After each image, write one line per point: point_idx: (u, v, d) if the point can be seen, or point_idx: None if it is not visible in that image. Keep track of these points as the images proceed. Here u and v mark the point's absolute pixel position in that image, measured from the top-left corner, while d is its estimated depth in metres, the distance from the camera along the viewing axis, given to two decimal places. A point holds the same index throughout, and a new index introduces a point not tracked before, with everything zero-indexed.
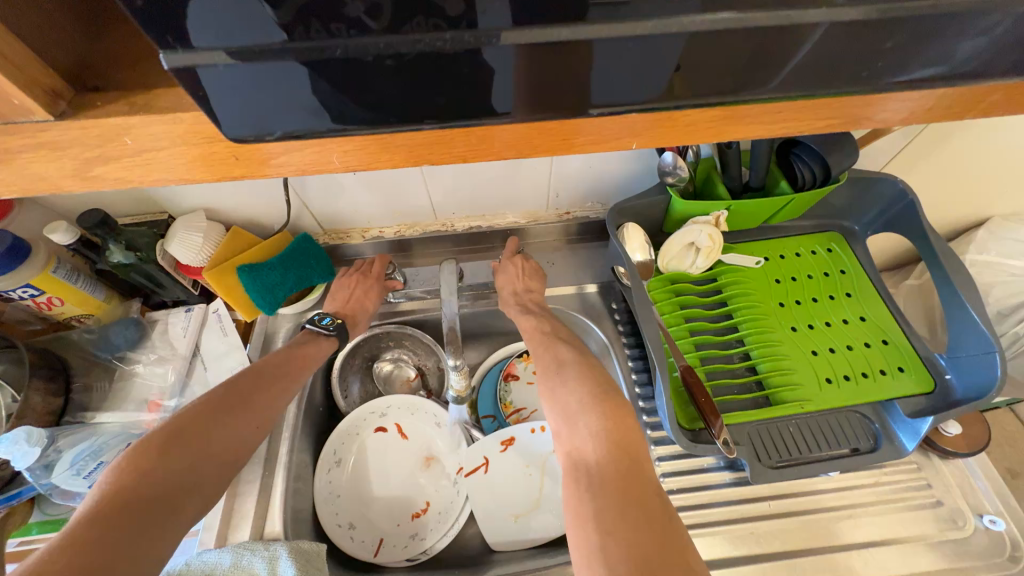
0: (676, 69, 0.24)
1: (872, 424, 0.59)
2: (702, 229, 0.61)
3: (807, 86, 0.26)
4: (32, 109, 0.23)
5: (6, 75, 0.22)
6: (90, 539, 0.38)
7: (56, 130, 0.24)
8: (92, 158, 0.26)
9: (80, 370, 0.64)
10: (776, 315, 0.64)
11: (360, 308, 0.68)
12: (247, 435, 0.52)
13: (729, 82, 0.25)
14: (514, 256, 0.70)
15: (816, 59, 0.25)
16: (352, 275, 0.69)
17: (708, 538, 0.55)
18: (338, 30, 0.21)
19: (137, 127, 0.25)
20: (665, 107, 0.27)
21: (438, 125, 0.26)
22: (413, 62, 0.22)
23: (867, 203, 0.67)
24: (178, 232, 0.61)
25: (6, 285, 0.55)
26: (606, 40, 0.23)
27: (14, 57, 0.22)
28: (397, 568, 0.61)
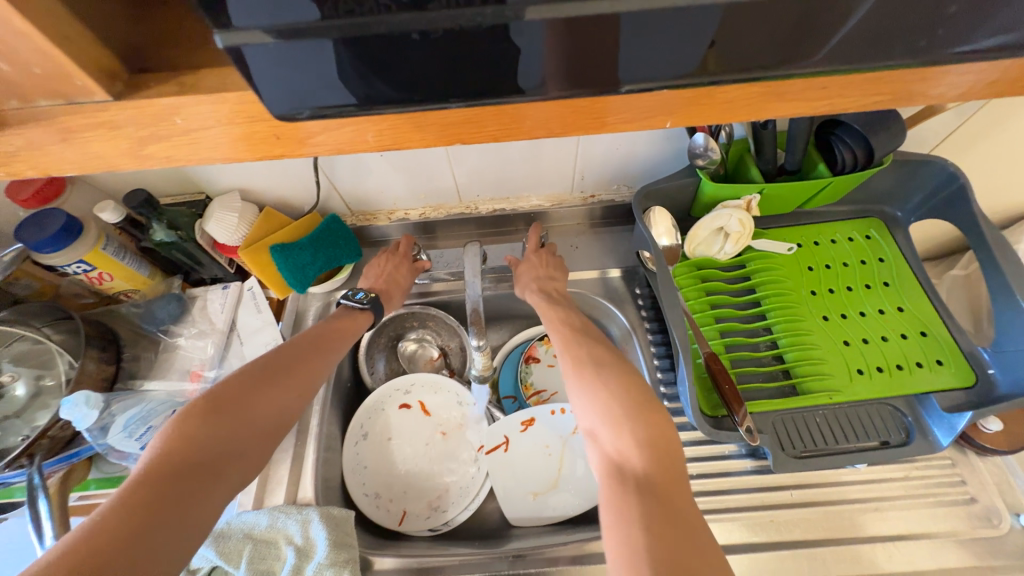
0: (711, 45, 0.24)
1: (905, 417, 0.57)
2: (733, 213, 0.60)
3: (856, 59, 0.25)
4: (91, 89, 0.25)
5: (68, 56, 0.23)
6: (149, 498, 0.41)
7: (112, 110, 0.26)
8: (145, 137, 0.27)
9: (130, 342, 0.68)
10: (807, 303, 0.63)
11: (398, 290, 0.69)
12: (287, 404, 0.54)
13: (773, 56, 0.24)
14: (537, 253, 0.70)
15: (869, 26, 0.23)
16: (390, 256, 0.71)
17: (727, 524, 0.55)
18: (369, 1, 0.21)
19: (187, 107, 0.26)
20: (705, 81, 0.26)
21: (465, 102, 0.26)
22: (449, 42, 0.22)
23: (912, 187, 0.64)
24: (215, 212, 0.64)
25: (62, 259, 0.59)
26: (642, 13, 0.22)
27: (73, 39, 0.23)
28: (420, 537, 0.64)
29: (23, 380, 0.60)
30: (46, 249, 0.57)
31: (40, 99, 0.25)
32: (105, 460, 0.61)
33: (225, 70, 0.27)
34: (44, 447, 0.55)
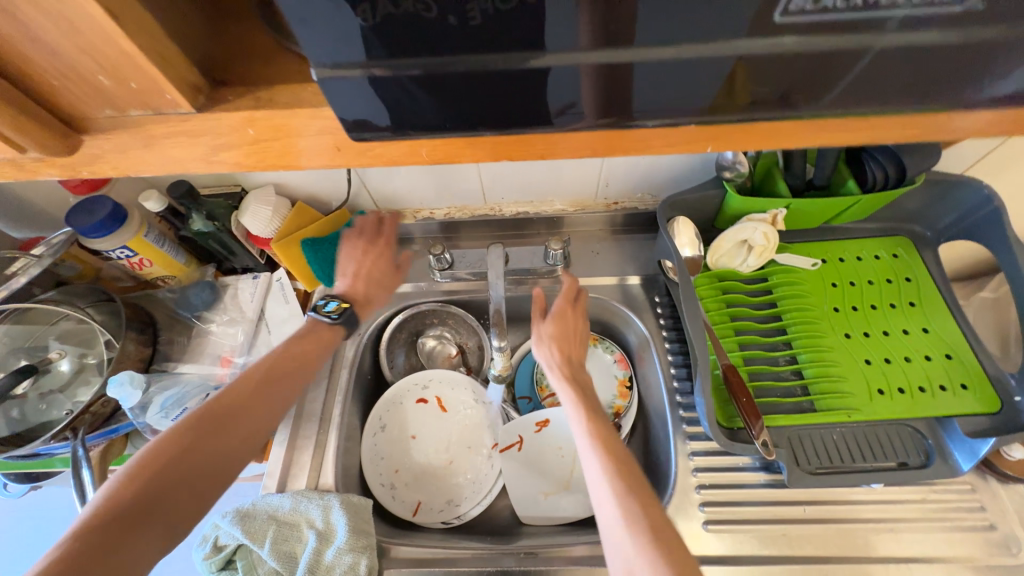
0: (750, 68, 0.25)
1: (925, 440, 0.56)
2: (756, 227, 0.60)
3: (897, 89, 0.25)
4: (179, 102, 0.27)
5: (164, 74, 0.25)
6: (66, 566, 0.39)
7: (196, 120, 0.27)
8: (221, 145, 0.28)
9: (165, 326, 0.71)
10: (829, 320, 0.62)
11: (383, 293, 0.66)
12: (235, 450, 0.52)
13: (819, 84, 0.25)
14: (564, 312, 0.64)
15: (909, 54, 0.24)
16: (374, 256, 0.66)
17: (738, 535, 0.55)
18: (433, 30, 0.23)
19: (263, 119, 0.27)
20: (754, 105, 0.27)
21: (509, 122, 0.28)
22: (483, 31, 0.23)
23: (943, 207, 0.63)
24: (251, 205, 0.66)
25: (107, 245, 0.63)
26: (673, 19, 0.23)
27: (166, 57, 0.25)
28: (434, 529, 0.66)
29: (67, 357, 0.63)
30: (93, 234, 0.61)
31: (131, 109, 0.27)
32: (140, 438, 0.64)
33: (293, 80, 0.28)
34: (86, 422, 0.59)
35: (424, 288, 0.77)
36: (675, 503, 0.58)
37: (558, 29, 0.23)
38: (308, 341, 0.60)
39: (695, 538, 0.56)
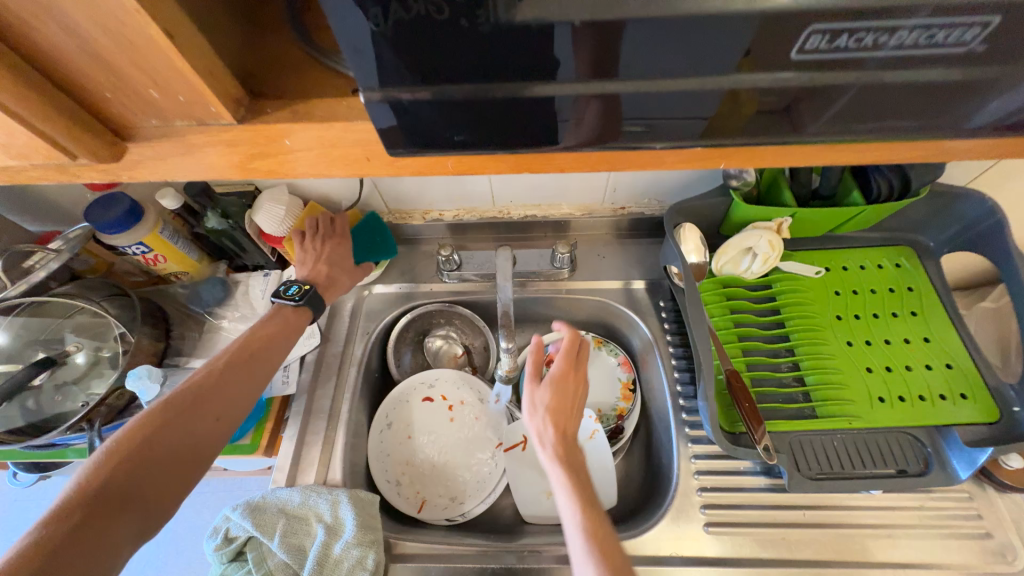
0: (778, 94, 0.25)
1: (924, 447, 0.57)
2: (762, 234, 0.61)
3: (919, 112, 0.26)
4: (222, 114, 0.27)
5: (211, 86, 0.26)
6: (44, 551, 0.41)
7: (235, 131, 0.28)
8: (252, 154, 0.29)
9: (177, 321, 0.73)
10: (831, 327, 0.63)
11: (345, 278, 0.69)
12: (208, 431, 0.53)
13: (844, 109, 0.26)
14: (558, 377, 0.59)
15: (939, 77, 0.24)
16: (335, 244, 0.69)
17: (738, 537, 0.56)
18: (454, 56, 0.23)
19: (299, 132, 0.28)
20: (775, 126, 0.27)
21: (530, 142, 0.28)
22: (494, 36, 0.22)
23: (946, 219, 0.64)
24: (264, 204, 0.67)
25: (124, 241, 0.64)
26: (689, 49, 0.23)
27: (212, 71, 0.25)
28: (438, 526, 0.67)
29: (81, 349, 0.64)
30: (110, 230, 0.62)
31: (175, 120, 0.28)
32: None
33: (319, 86, 0.29)
34: (101, 414, 0.60)
35: (431, 288, 0.78)
36: (676, 505, 0.59)
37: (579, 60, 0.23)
38: (273, 323, 0.63)
39: (695, 539, 0.57)
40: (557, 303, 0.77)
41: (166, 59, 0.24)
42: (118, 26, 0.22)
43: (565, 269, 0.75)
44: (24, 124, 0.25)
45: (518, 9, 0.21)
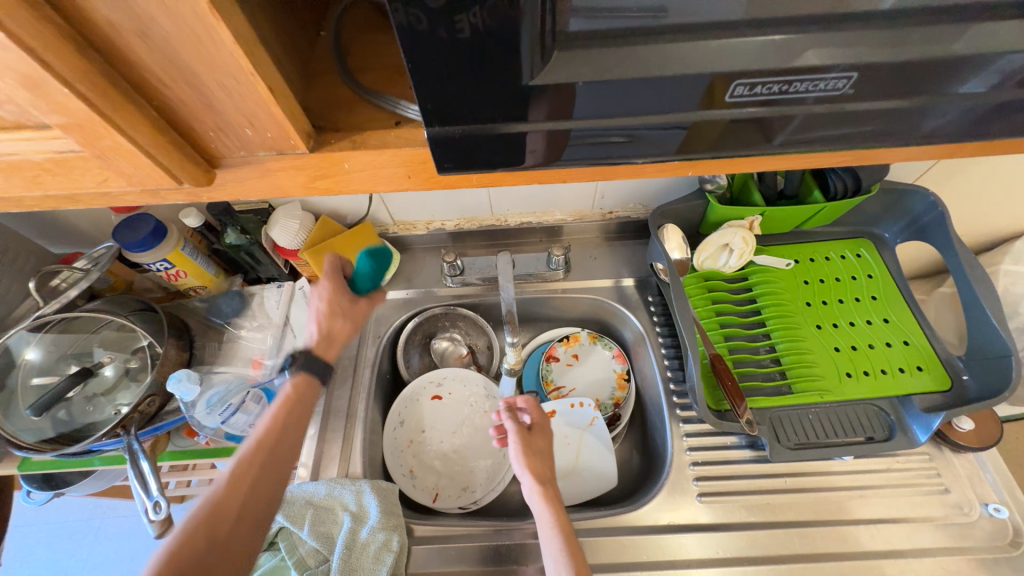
0: (736, 122, 0.31)
1: (888, 416, 0.64)
2: (736, 232, 0.68)
3: (852, 126, 0.32)
4: (298, 145, 0.31)
5: (292, 125, 0.29)
6: None
7: (302, 160, 0.32)
8: (318, 176, 0.33)
9: (199, 333, 0.76)
10: (802, 313, 0.70)
11: (352, 326, 0.60)
12: (240, 547, 0.49)
13: (792, 129, 0.32)
14: (536, 429, 0.64)
15: (864, 97, 0.30)
16: (326, 291, 0.59)
17: (727, 504, 0.62)
18: (477, 100, 0.28)
19: (355, 158, 0.32)
20: (740, 143, 0.33)
21: (537, 164, 0.33)
22: (471, 42, 0.25)
23: (898, 213, 0.72)
24: (280, 219, 0.72)
25: (149, 258, 0.68)
26: (670, 90, 0.29)
27: (290, 111, 0.29)
28: (452, 514, 0.71)
29: (111, 362, 0.68)
30: (138, 248, 0.66)
31: (257, 151, 0.31)
32: (181, 435, 0.71)
33: (360, 116, 0.33)
34: (136, 420, 0.64)
35: (436, 293, 0.83)
36: (671, 480, 0.65)
37: (585, 107, 0.29)
38: (275, 407, 0.56)
39: (688, 509, 0.62)
40: (554, 302, 0.83)
41: (248, 109, 0.28)
42: (203, 89, 0.27)
43: (560, 270, 0.81)
44: (154, 163, 0.29)
45: (522, 55, 0.26)
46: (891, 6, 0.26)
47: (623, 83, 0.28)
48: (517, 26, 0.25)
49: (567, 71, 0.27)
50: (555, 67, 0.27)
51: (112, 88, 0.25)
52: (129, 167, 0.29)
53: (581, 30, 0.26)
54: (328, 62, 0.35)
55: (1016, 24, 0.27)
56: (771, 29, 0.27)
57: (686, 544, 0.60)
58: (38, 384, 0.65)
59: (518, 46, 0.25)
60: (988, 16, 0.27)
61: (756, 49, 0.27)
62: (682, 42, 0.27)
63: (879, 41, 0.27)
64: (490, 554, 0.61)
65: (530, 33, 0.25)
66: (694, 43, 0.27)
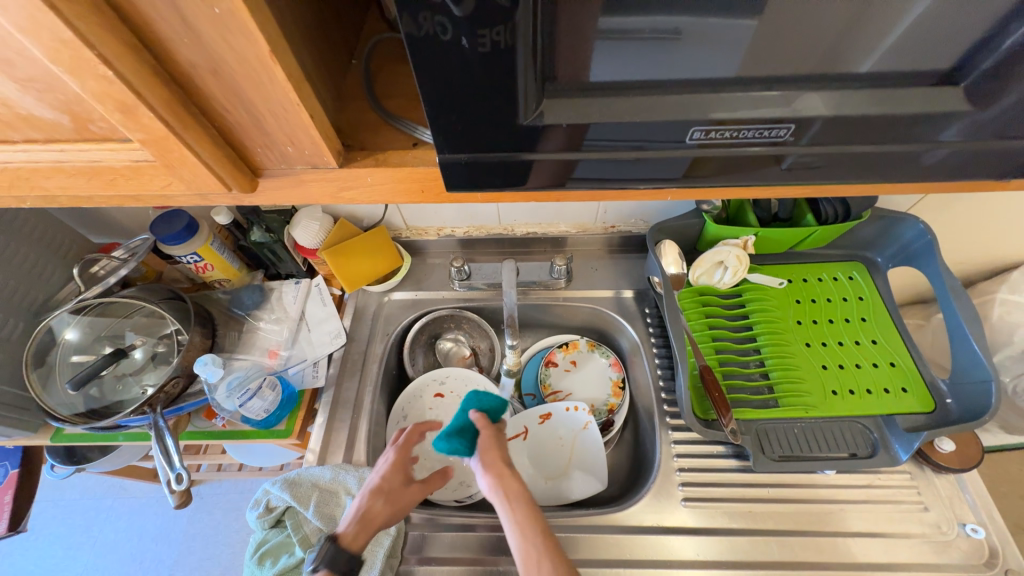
0: (716, 155, 0.35)
1: (872, 434, 0.66)
2: (731, 250, 0.71)
3: (819, 161, 0.36)
4: (330, 162, 0.36)
5: (328, 145, 0.34)
6: None
7: (333, 175, 0.36)
8: (346, 188, 0.37)
9: (221, 322, 0.81)
10: (792, 331, 0.73)
11: (391, 515, 0.57)
12: None
13: (765, 162, 0.36)
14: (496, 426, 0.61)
15: (829, 138, 0.34)
16: (386, 465, 0.60)
17: (711, 510, 0.65)
18: (487, 129, 0.33)
19: (379, 174, 0.36)
20: (721, 171, 0.37)
21: (544, 186, 0.38)
22: (490, 56, 0.28)
23: (889, 239, 0.74)
24: (302, 221, 0.78)
25: (181, 251, 0.74)
26: (657, 129, 0.33)
27: (327, 134, 0.34)
28: (448, 506, 0.75)
29: (142, 345, 0.73)
30: (172, 242, 0.72)
31: (297, 166, 0.36)
32: (201, 417, 0.76)
33: (386, 138, 0.38)
34: (161, 401, 0.69)
35: (443, 295, 0.87)
36: (658, 484, 0.67)
37: (584, 142, 0.34)
38: None
39: (674, 513, 0.65)
40: (556, 309, 0.87)
41: (294, 132, 0.33)
42: (259, 116, 0.32)
43: (562, 279, 0.85)
44: (213, 174, 0.34)
45: (527, 93, 0.30)
46: (853, 69, 0.30)
47: (615, 118, 0.32)
48: (522, 69, 0.29)
49: (565, 107, 0.32)
50: (555, 105, 0.32)
51: (188, 115, 0.30)
52: (191, 177, 0.34)
53: (583, 81, 0.31)
54: (358, 89, 0.40)
55: (961, 83, 0.31)
56: (751, 85, 0.31)
57: (668, 545, 0.63)
58: (76, 361, 0.71)
59: (522, 91, 0.30)
60: (944, 84, 0.31)
61: (734, 101, 0.32)
62: (667, 86, 0.31)
63: (840, 93, 0.31)
64: (482, 545, 0.65)
65: (525, 89, 0.30)
66: (682, 95, 0.31)
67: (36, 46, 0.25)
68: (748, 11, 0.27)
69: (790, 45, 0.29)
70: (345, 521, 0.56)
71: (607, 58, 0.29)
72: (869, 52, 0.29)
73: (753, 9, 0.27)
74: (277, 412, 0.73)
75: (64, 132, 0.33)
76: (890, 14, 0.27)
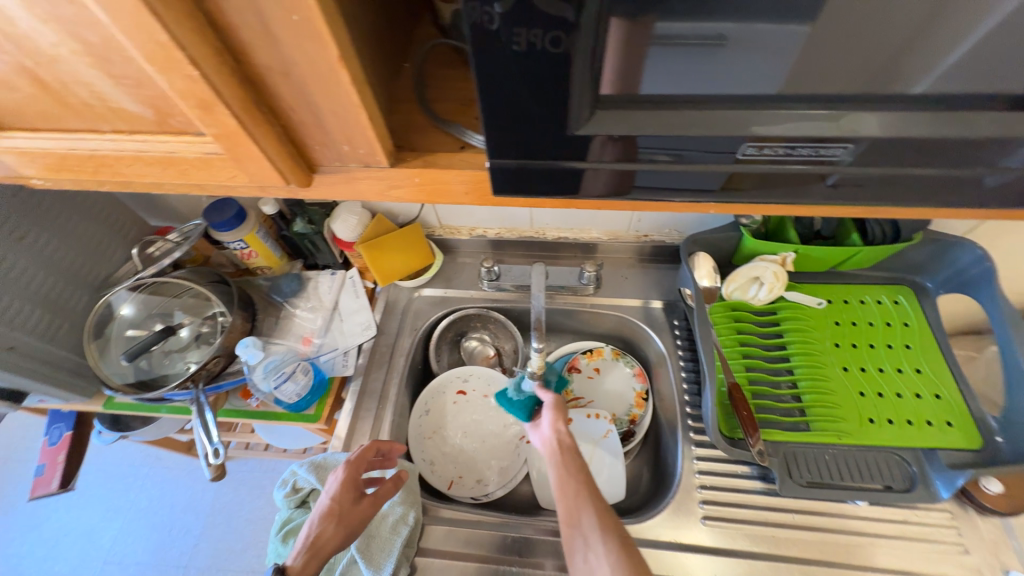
0: (764, 170, 0.35)
1: (910, 468, 0.63)
2: (768, 266, 0.70)
3: (871, 181, 0.35)
4: (383, 161, 0.37)
5: (382, 145, 0.36)
6: None
7: (384, 173, 0.38)
8: (393, 187, 0.39)
9: (261, 307, 0.85)
10: (829, 353, 0.70)
11: (341, 536, 0.59)
12: None
13: (814, 179, 0.35)
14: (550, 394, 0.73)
15: (885, 158, 0.33)
16: (335, 488, 0.62)
17: (732, 531, 0.63)
18: (535, 135, 0.33)
19: (427, 176, 0.38)
20: (766, 187, 0.37)
21: (607, 195, 0.39)
22: (526, 55, 0.28)
23: (942, 264, 0.71)
24: (342, 214, 0.81)
25: (230, 237, 0.78)
26: (703, 141, 0.33)
27: (382, 135, 0.35)
28: (464, 503, 0.76)
29: (188, 324, 0.78)
30: (222, 228, 0.76)
31: (350, 164, 0.38)
32: (236, 397, 0.80)
33: (435, 140, 0.39)
34: (203, 377, 0.73)
35: (471, 295, 0.88)
36: (678, 499, 0.66)
37: (628, 151, 0.34)
38: None
39: (692, 529, 0.64)
40: (582, 315, 0.87)
41: (352, 132, 0.35)
42: (322, 115, 0.33)
43: (590, 285, 0.85)
44: (274, 169, 0.36)
45: (578, 100, 0.31)
46: (920, 89, 0.29)
47: (662, 130, 0.32)
48: (574, 77, 0.29)
49: (614, 118, 0.32)
50: (605, 115, 0.32)
51: (259, 113, 0.33)
52: (254, 170, 0.36)
53: (635, 94, 0.31)
54: (410, 91, 0.42)
55: None
56: (812, 100, 0.30)
57: (685, 562, 0.62)
58: (130, 335, 0.76)
59: (576, 100, 0.31)
60: (1020, 108, 0.29)
61: (786, 118, 0.31)
62: (719, 99, 0.31)
63: (903, 112, 0.30)
64: (497, 544, 0.65)
65: (579, 96, 0.31)
66: (735, 108, 0.31)
67: (134, 47, 0.28)
68: (811, 28, 0.27)
69: (857, 63, 0.28)
70: (296, 550, 0.58)
71: (663, 71, 0.29)
72: (926, 70, 0.28)
73: (817, 25, 0.27)
74: (308, 397, 0.76)
75: (147, 125, 0.36)
76: (956, 28, 0.26)
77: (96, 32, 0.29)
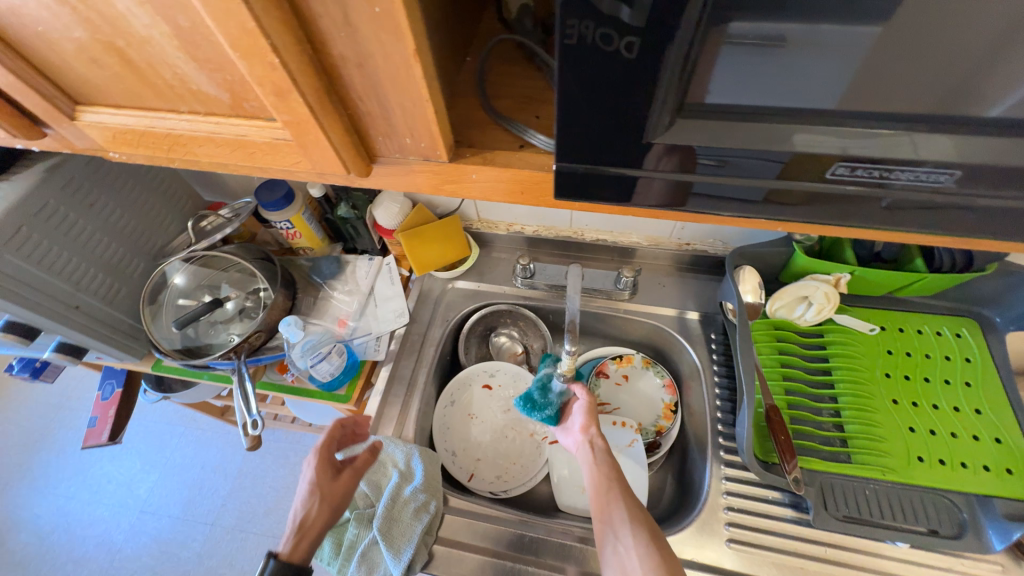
0: (839, 188, 0.33)
1: (960, 514, 0.59)
2: (819, 286, 0.66)
3: (959, 209, 0.32)
4: (442, 156, 0.37)
5: (445, 140, 0.36)
6: None
7: (440, 167, 0.38)
8: (449, 182, 0.39)
9: (301, 286, 0.88)
10: (879, 383, 0.66)
11: (329, 509, 0.62)
12: None
13: (895, 202, 0.33)
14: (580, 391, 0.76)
15: (980, 184, 0.30)
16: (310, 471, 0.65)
17: (757, 557, 0.61)
18: (602, 137, 0.32)
19: (483, 172, 0.38)
20: (838, 207, 0.35)
21: (663, 206, 0.38)
22: (573, 48, 0.27)
23: (1016, 298, 0.65)
24: (385, 202, 0.82)
25: (278, 217, 0.81)
26: (778, 154, 0.31)
27: (445, 129, 0.35)
28: (483, 496, 0.76)
29: (234, 298, 0.81)
30: (271, 208, 0.79)
31: (409, 156, 0.38)
32: (273, 371, 0.83)
33: (492, 136, 0.39)
34: (245, 350, 0.76)
35: (503, 290, 0.88)
36: (702, 518, 0.65)
37: (696, 160, 0.33)
38: None
39: (715, 550, 0.62)
40: (615, 320, 0.85)
41: (416, 125, 0.35)
42: (389, 105, 0.34)
43: (626, 291, 0.83)
44: (338, 157, 0.37)
45: (654, 102, 0.29)
46: None
47: (736, 140, 0.31)
48: (654, 80, 0.28)
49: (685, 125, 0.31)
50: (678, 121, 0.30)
51: (330, 101, 0.33)
52: (317, 156, 0.37)
53: (710, 102, 0.29)
54: (470, 87, 0.41)
55: None
56: (914, 121, 0.28)
57: None
58: (180, 304, 0.80)
59: (659, 101, 0.29)
60: None
61: (877, 135, 0.29)
62: (803, 111, 0.29)
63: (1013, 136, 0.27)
64: (514, 542, 0.65)
65: (665, 97, 0.29)
66: (821, 122, 0.29)
67: (221, 33, 0.28)
68: (916, 42, 0.25)
69: (970, 83, 0.25)
70: (284, 539, 0.59)
71: (747, 81, 0.28)
72: None
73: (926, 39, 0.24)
74: (340, 377, 0.78)
75: (222, 108, 0.37)
76: None
77: (188, 17, 0.30)
